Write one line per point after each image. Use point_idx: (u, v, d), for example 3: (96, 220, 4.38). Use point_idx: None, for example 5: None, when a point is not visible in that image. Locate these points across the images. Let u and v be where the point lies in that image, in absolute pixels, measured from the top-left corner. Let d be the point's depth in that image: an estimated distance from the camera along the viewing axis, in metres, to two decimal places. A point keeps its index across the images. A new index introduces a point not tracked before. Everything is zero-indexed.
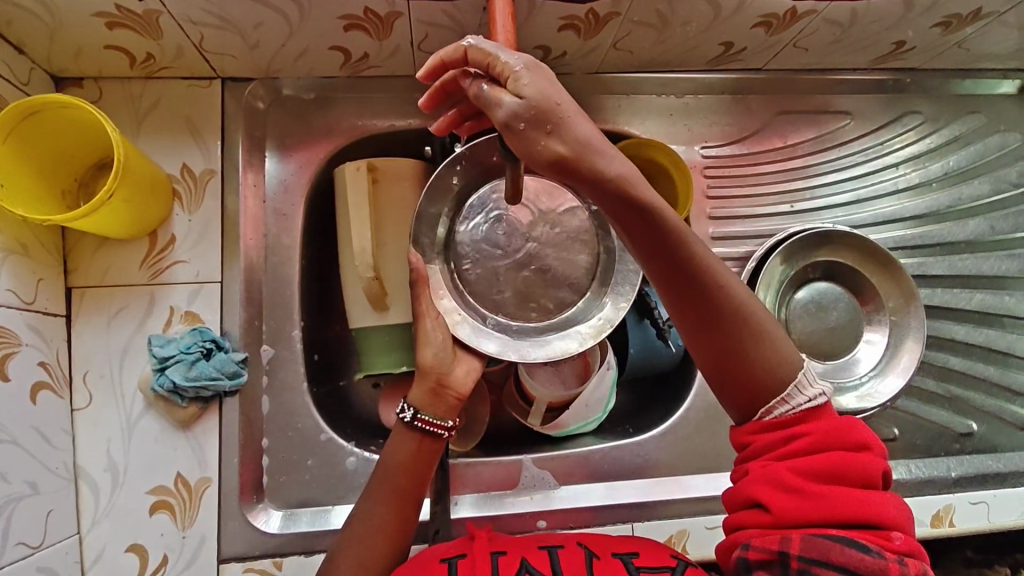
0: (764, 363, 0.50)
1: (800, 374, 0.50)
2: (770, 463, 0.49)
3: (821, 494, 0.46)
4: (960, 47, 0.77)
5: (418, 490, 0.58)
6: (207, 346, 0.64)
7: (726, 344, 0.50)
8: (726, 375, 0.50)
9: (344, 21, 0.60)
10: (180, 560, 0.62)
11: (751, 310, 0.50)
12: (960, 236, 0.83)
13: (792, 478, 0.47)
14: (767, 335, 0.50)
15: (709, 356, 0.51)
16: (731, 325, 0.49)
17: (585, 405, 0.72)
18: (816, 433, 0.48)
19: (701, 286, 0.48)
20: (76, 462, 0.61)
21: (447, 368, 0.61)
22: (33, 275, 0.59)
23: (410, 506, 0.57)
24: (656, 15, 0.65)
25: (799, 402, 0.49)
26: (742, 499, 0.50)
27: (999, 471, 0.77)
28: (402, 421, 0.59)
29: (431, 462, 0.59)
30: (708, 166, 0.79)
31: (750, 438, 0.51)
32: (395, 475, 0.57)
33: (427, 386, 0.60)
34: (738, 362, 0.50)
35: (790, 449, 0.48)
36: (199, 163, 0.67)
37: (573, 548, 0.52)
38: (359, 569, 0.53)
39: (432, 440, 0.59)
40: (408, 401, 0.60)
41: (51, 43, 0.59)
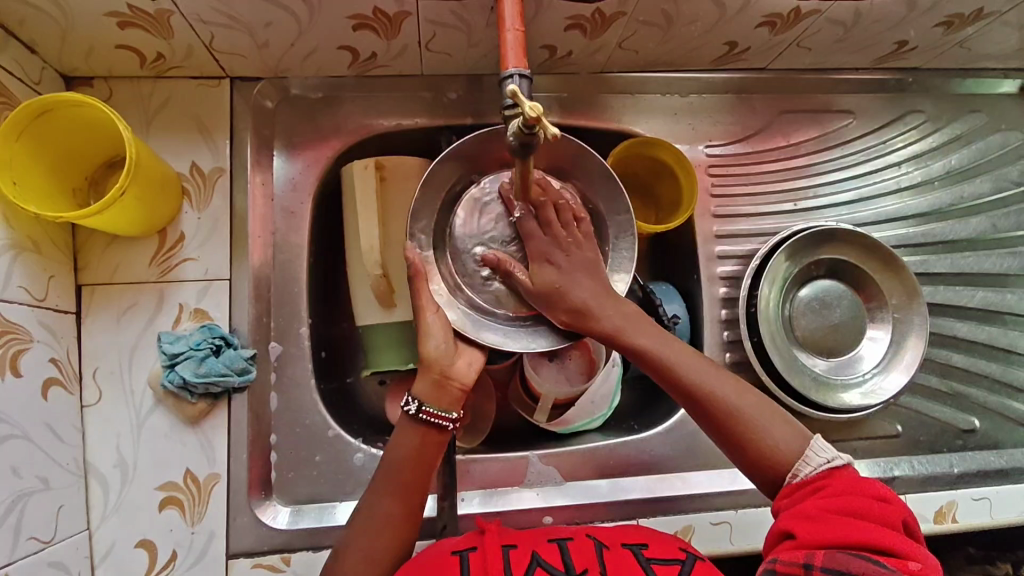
0: (768, 446, 0.54)
1: (811, 442, 0.54)
2: (798, 503, 0.51)
3: (843, 521, 0.47)
4: (961, 46, 0.77)
5: (425, 482, 0.58)
6: (216, 342, 0.64)
7: (728, 442, 0.55)
8: (744, 453, 0.55)
9: (353, 20, 0.61)
10: (189, 556, 0.62)
11: (743, 410, 0.55)
12: (961, 234, 0.83)
13: (818, 511, 0.49)
14: (763, 429, 0.54)
15: (724, 439, 0.56)
16: (725, 417, 0.55)
17: (591, 401, 0.73)
18: (841, 480, 0.51)
19: (690, 392, 0.57)
20: (86, 458, 0.62)
21: (450, 361, 0.61)
22: (45, 272, 0.59)
23: (417, 500, 0.57)
24: (662, 15, 0.66)
25: (806, 472, 0.52)
26: (774, 537, 0.51)
27: (1001, 467, 0.78)
28: (406, 414, 0.59)
29: (436, 452, 0.59)
30: (712, 164, 0.80)
31: (778, 500, 0.53)
32: (401, 470, 0.57)
33: (430, 378, 0.60)
34: (745, 448, 0.54)
35: (814, 491, 0.51)
36: (208, 161, 0.67)
37: (581, 540, 0.52)
38: (366, 563, 0.53)
39: (438, 432, 0.59)
40: (413, 394, 0.59)
41: (62, 42, 0.60)
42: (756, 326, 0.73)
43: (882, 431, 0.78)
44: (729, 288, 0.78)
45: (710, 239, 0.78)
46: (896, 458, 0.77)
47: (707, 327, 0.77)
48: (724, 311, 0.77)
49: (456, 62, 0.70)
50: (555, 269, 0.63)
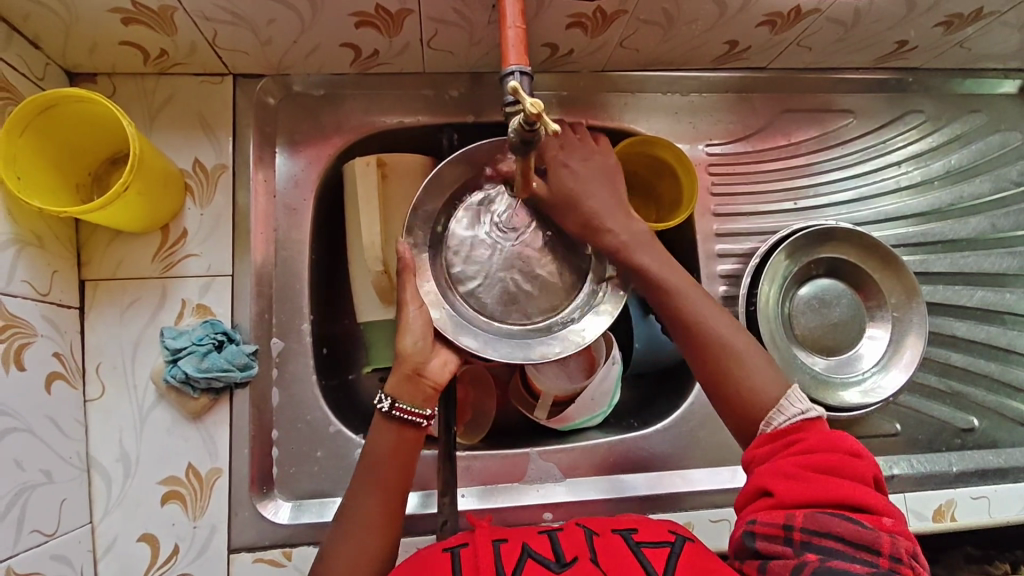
0: (746, 384, 0.55)
1: (788, 393, 0.54)
2: (772, 459, 0.51)
3: (819, 478, 0.48)
4: (961, 46, 0.78)
5: (402, 477, 0.58)
6: (219, 338, 0.64)
7: (708, 377, 0.57)
8: (721, 386, 0.56)
9: (355, 18, 0.61)
10: (191, 550, 0.62)
11: (727, 346, 0.57)
12: (961, 234, 0.84)
13: (794, 468, 0.49)
14: (743, 368, 0.56)
15: (705, 371, 0.58)
16: (708, 352, 0.57)
17: (591, 398, 0.73)
18: (812, 436, 0.51)
19: (684, 327, 0.59)
20: (89, 452, 0.62)
21: (425, 358, 0.61)
22: (48, 267, 0.60)
23: (397, 498, 0.57)
24: (663, 13, 0.66)
25: (777, 421, 0.53)
26: (749, 491, 0.51)
27: (1000, 466, 0.78)
28: (380, 413, 0.58)
29: (412, 447, 0.59)
30: (712, 163, 0.80)
31: (753, 450, 0.53)
32: (377, 466, 0.57)
33: (402, 374, 0.59)
34: (723, 382, 0.56)
35: (787, 444, 0.51)
36: (211, 158, 0.68)
37: (571, 530, 0.52)
38: (350, 561, 0.53)
39: (412, 429, 0.59)
40: (385, 391, 0.59)
41: (67, 39, 0.60)
42: (756, 323, 0.73)
43: (882, 429, 0.78)
44: (728, 286, 0.78)
45: (710, 237, 0.79)
46: (894, 457, 0.77)
47: None
48: (725, 309, 0.77)
49: (457, 60, 0.70)
50: (570, 172, 0.65)
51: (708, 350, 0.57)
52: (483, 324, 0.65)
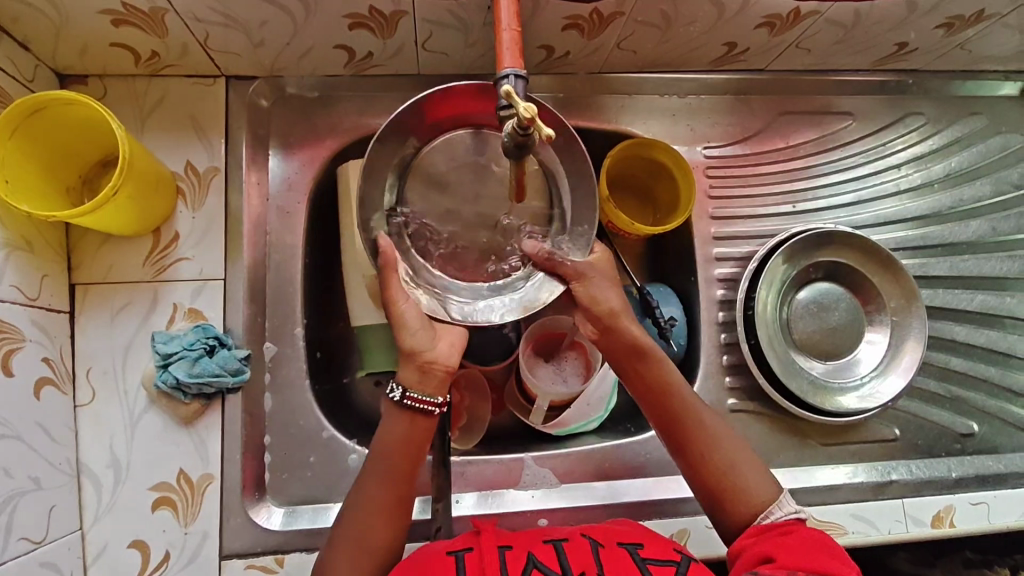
0: (734, 487, 0.56)
1: (781, 495, 0.56)
2: (769, 538, 0.52)
3: (816, 554, 0.49)
4: (962, 48, 0.77)
5: (414, 466, 0.57)
6: (210, 343, 0.64)
7: (694, 475, 0.58)
8: (706, 485, 0.57)
9: (349, 19, 0.61)
10: (181, 557, 0.62)
11: (714, 445, 0.58)
12: (961, 237, 0.83)
13: (795, 544, 0.50)
14: (732, 471, 0.57)
15: (690, 468, 0.58)
16: (696, 452, 0.58)
17: (587, 402, 0.72)
18: (809, 527, 0.53)
19: (672, 424, 0.59)
20: (79, 458, 0.61)
21: (429, 346, 0.58)
22: (38, 271, 0.59)
23: (408, 487, 0.56)
24: (660, 15, 0.65)
25: (776, 515, 0.54)
26: (748, 562, 0.51)
27: (999, 472, 0.77)
28: (390, 401, 0.57)
29: (425, 438, 0.58)
30: (710, 166, 0.79)
31: (741, 540, 0.53)
32: (388, 453, 0.56)
33: (411, 364, 0.57)
34: (710, 481, 0.57)
35: (781, 531, 0.52)
36: (203, 160, 0.67)
37: (577, 540, 0.52)
38: (354, 548, 0.53)
39: (424, 416, 0.57)
40: (396, 380, 0.58)
41: (57, 40, 0.59)
42: (754, 329, 0.73)
43: (881, 434, 0.78)
44: (726, 290, 0.77)
45: (708, 240, 0.78)
46: (893, 462, 0.76)
47: (703, 329, 0.76)
48: (722, 313, 0.77)
49: (452, 62, 0.69)
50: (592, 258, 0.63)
51: (701, 446, 0.58)
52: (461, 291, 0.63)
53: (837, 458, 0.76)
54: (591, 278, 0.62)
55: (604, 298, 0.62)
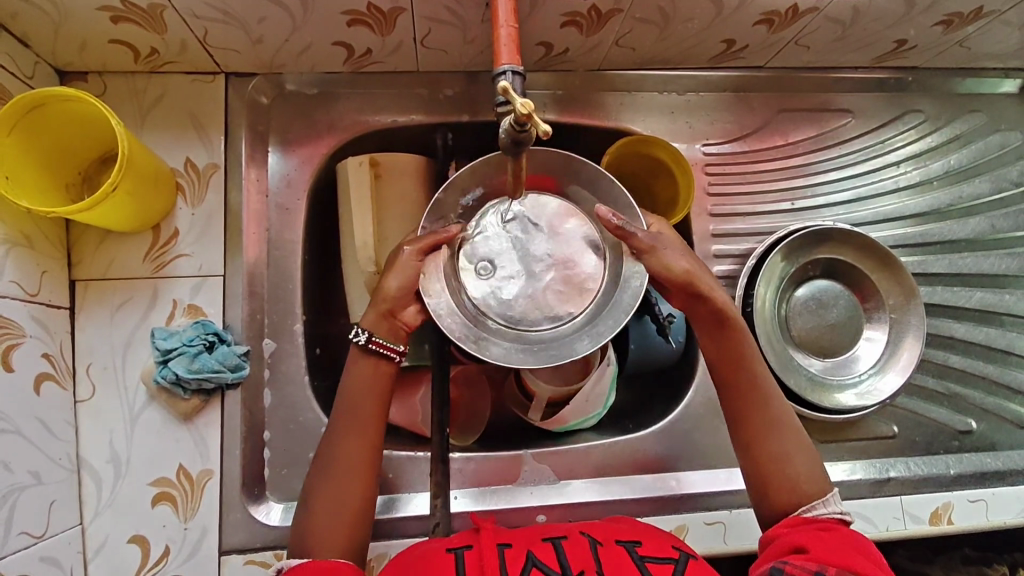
0: (786, 470, 0.57)
1: (828, 493, 0.56)
2: (805, 529, 0.52)
3: (849, 552, 0.49)
4: (961, 45, 0.77)
5: (382, 415, 0.57)
6: (209, 338, 0.64)
7: (747, 447, 0.59)
8: (757, 461, 0.58)
9: (347, 16, 0.61)
10: (182, 551, 0.62)
11: (775, 423, 0.58)
12: (960, 234, 0.83)
13: (832, 538, 0.51)
14: (786, 455, 0.57)
15: (746, 440, 0.59)
16: (755, 427, 0.59)
17: (585, 401, 0.73)
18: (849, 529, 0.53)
19: (738, 393, 0.60)
20: (79, 453, 0.62)
21: (405, 302, 0.59)
22: (37, 267, 0.59)
23: (376, 436, 0.57)
24: (658, 12, 0.65)
25: (819, 511, 0.54)
26: (781, 549, 0.52)
27: (998, 469, 0.77)
28: (356, 346, 0.58)
29: (387, 385, 0.58)
30: (709, 163, 0.79)
31: (779, 526, 0.54)
32: (355, 404, 0.57)
33: (381, 310, 0.59)
34: (762, 460, 0.58)
35: (819, 526, 0.53)
36: (202, 157, 0.67)
37: (576, 538, 0.52)
38: (329, 501, 0.54)
39: (387, 364, 0.58)
40: (361, 325, 0.58)
41: (56, 37, 0.59)
42: (753, 326, 0.73)
43: (879, 431, 0.78)
44: (725, 287, 0.77)
45: (706, 238, 0.78)
46: (891, 459, 0.76)
47: None
48: None
49: (452, 59, 0.69)
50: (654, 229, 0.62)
51: (764, 426, 0.58)
52: (517, 332, 0.63)
53: (835, 455, 0.76)
54: (659, 247, 0.60)
55: (676, 262, 0.60)
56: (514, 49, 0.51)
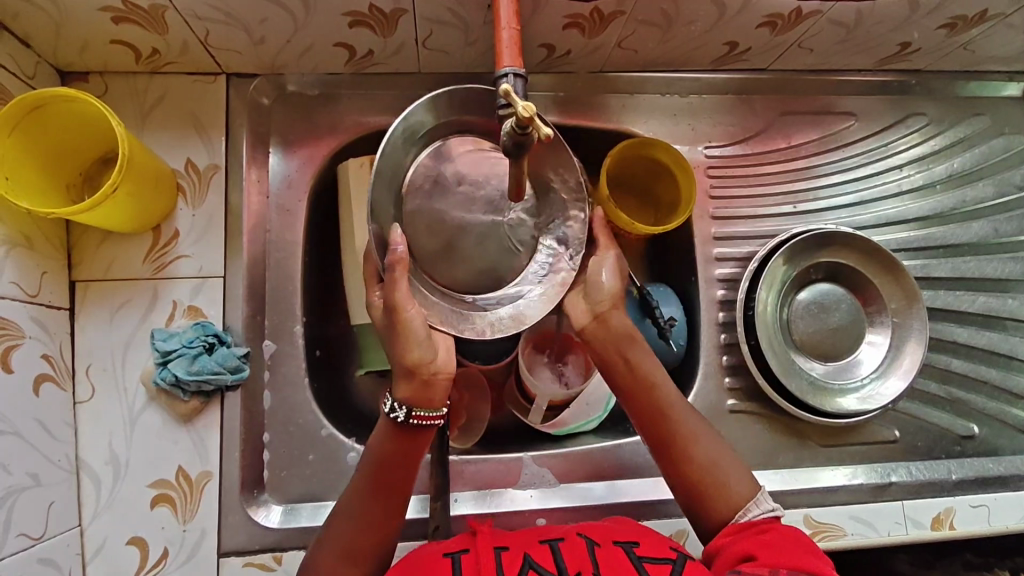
0: (715, 480, 0.56)
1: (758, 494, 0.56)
2: (744, 537, 0.53)
3: (791, 549, 0.50)
4: (965, 48, 0.77)
5: (408, 474, 0.56)
6: (209, 340, 0.64)
7: (671, 467, 0.58)
8: (685, 477, 0.57)
9: (349, 17, 0.61)
10: (180, 553, 0.62)
11: (690, 435, 0.58)
12: (964, 238, 0.83)
13: (771, 540, 0.51)
14: (713, 462, 0.57)
15: (668, 459, 0.58)
16: (675, 442, 0.58)
17: (587, 402, 0.72)
18: (783, 525, 0.53)
19: (647, 415, 0.59)
20: (78, 454, 0.62)
21: (434, 357, 0.56)
22: (38, 268, 0.59)
23: (400, 494, 0.56)
24: (661, 14, 0.65)
25: (754, 514, 0.54)
26: (729, 561, 0.51)
27: (1000, 474, 0.77)
28: (391, 420, 0.55)
29: (421, 446, 0.56)
30: (711, 165, 0.79)
31: (721, 538, 0.54)
32: (383, 460, 0.55)
33: (415, 380, 0.55)
34: (690, 474, 0.57)
35: (759, 529, 0.53)
36: (203, 158, 0.67)
37: (573, 539, 0.51)
38: (342, 553, 0.53)
39: (427, 431, 0.56)
40: (397, 399, 0.55)
41: (57, 37, 0.59)
42: (754, 329, 0.73)
43: (881, 436, 0.77)
44: (726, 290, 0.77)
45: (708, 240, 0.78)
46: (893, 463, 0.76)
47: (704, 329, 0.76)
48: (722, 313, 0.77)
49: (454, 61, 0.69)
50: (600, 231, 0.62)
51: (686, 443, 0.58)
52: (512, 288, 0.60)
53: (836, 459, 0.76)
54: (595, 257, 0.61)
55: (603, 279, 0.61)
56: (515, 51, 0.51)
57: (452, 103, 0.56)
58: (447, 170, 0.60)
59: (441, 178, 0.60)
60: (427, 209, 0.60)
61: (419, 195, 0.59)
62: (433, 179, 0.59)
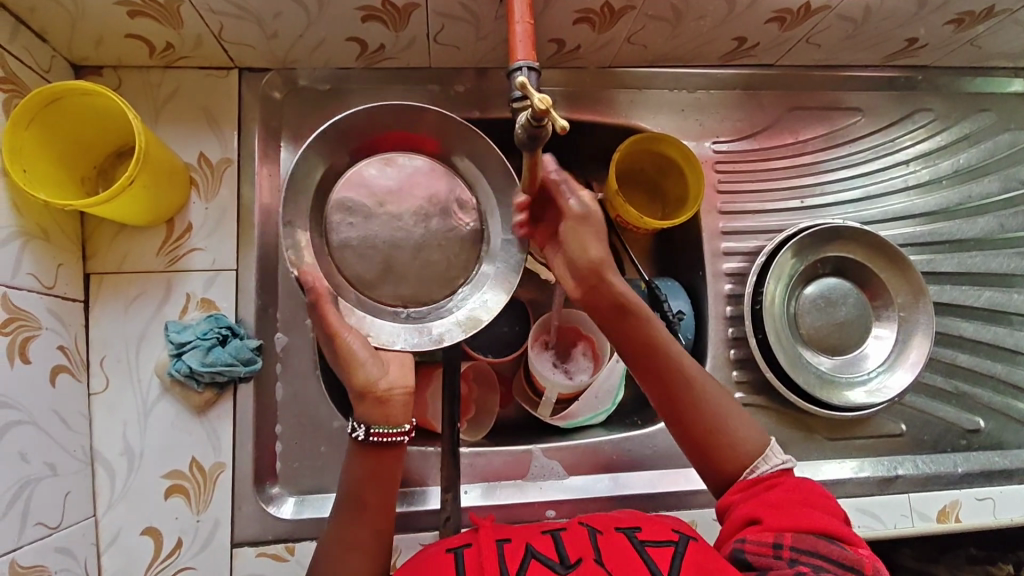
0: (725, 438, 0.56)
1: (766, 448, 0.55)
2: (751, 496, 0.53)
3: (799, 509, 0.50)
4: (972, 44, 0.77)
5: (385, 497, 0.54)
6: (222, 332, 0.64)
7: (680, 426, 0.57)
8: (694, 437, 0.56)
9: (362, 12, 0.61)
10: (194, 544, 0.62)
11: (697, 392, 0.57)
12: (969, 233, 0.83)
13: (776, 498, 0.51)
14: (722, 422, 0.56)
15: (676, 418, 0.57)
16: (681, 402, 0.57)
17: (595, 395, 0.74)
18: (790, 479, 0.53)
19: (652, 374, 0.58)
20: (93, 445, 0.62)
21: (379, 376, 0.56)
22: (54, 260, 0.60)
23: (385, 517, 0.54)
24: (671, 10, 0.65)
25: (762, 469, 0.54)
26: (736, 522, 0.51)
27: (1005, 467, 0.78)
28: (354, 441, 0.54)
29: (393, 468, 0.55)
30: (719, 161, 0.79)
31: (730, 495, 0.54)
32: (357, 488, 0.54)
33: (369, 400, 0.55)
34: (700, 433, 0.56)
35: (765, 485, 0.53)
36: (216, 151, 0.68)
37: (575, 529, 0.51)
38: None
39: (393, 449, 0.55)
40: (356, 419, 0.55)
41: (73, 32, 0.60)
42: (762, 322, 0.73)
43: (887, 429, 0.78)
44: (734, 284, 0.78)
45: (716, 235, 0.78)
46: (898, 456, 0.77)
47: (711, 323, 0.77)
48: (730, 307, 0.77)
49: (464, 55, 0.69)
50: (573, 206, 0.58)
51: (694, 404, 0.56)
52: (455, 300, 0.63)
53: (843, 452, 0.76)
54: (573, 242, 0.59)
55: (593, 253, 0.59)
56: (528, 43, 0.52)
57: (336, 133, 0.60)
58: (358, 195, 0.63)
59: (356, 205, 0.63)
60: (354, 236, 0.63)
61: (341, 227, 0.63)
62: (349, 208, 0.63)
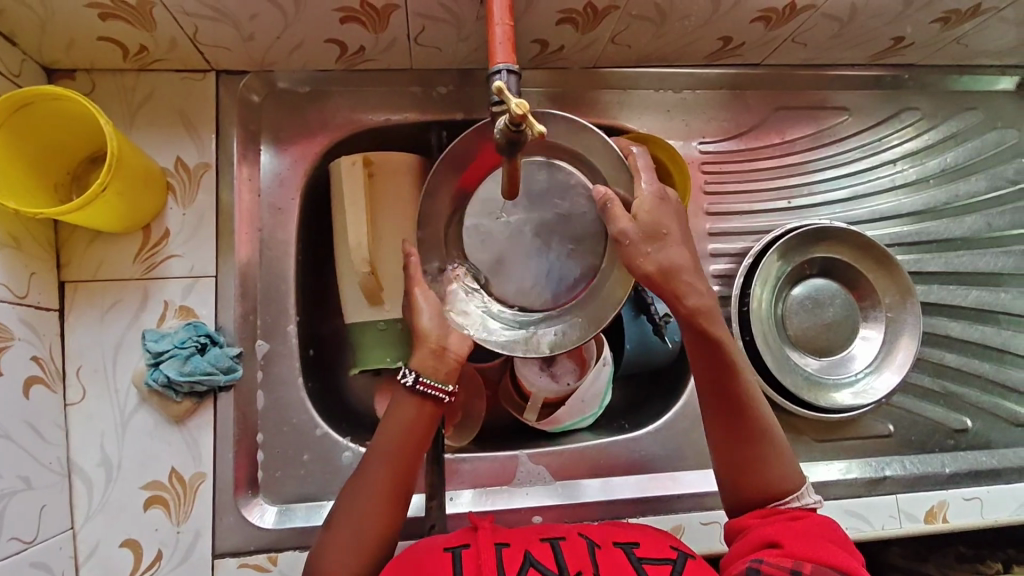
0: (765, 469, 0.55)
1: (803, 485, 0.55)
2: (772, 521, 0.52)
3: (822, 543, 0.49)
4: (958, 42, 0.76)
5: (415, 462, 0.56)
6: (201, 341, 0.63)
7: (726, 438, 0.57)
8: (735, 455, 0.56)
9: (340, 13, 0.60)
10: (174, 555, 0.61)
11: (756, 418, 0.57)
12: (957, 233, 0.83)
13: (800, 529, 0.51)
14: (769, 454, 0.56)
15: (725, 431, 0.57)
16: (738, 421, 0.57)
17: (581, 400, 0.73)
18: (814, 514, 0.53)
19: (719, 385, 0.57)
20: (69, 457, 0.61)
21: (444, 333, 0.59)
22: (26, 269, 0.58)
23: (405, 484, 0.55)
24: (655, 9, 0.65)
25: (792, 504, 0.54)
26: (753, 543, 0.51)
27: (993, 467, 0.78)
28: (403, 387, 0.57)
29: (427, 432, 0.57)
30: (706, 161, 0.79)
31: (749, 516, 0.54)
32: (388, 450, 0.55)
33: (425, 350, 0.58)
34: (743, 454, 0.56)
35: (790, 514, 0.53)
36: (193, 156, 0.66)
37: (574, 540, 0.51)
38: (345, 547, 0.51)
39: (433, 403, 0.57)
40: (410, 365, 0.57)
41: (43, 34, 0.58)
42: (750, 324, 0.73)
43: (874, 430, 0.78)
44: (721, 286, 0.77)
45: (703, 237, 0.78)
46: (885, 457, 0.76)
47: None
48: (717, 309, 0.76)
49: (446, 57, 0.68)
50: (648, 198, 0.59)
51: (752, 426, 0.56)
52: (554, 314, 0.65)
53: (830, 454, 0.76)
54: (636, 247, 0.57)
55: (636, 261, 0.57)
56: (508, 43, 0.51)
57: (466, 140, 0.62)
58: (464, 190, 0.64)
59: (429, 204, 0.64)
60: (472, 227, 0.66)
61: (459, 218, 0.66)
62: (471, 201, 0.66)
